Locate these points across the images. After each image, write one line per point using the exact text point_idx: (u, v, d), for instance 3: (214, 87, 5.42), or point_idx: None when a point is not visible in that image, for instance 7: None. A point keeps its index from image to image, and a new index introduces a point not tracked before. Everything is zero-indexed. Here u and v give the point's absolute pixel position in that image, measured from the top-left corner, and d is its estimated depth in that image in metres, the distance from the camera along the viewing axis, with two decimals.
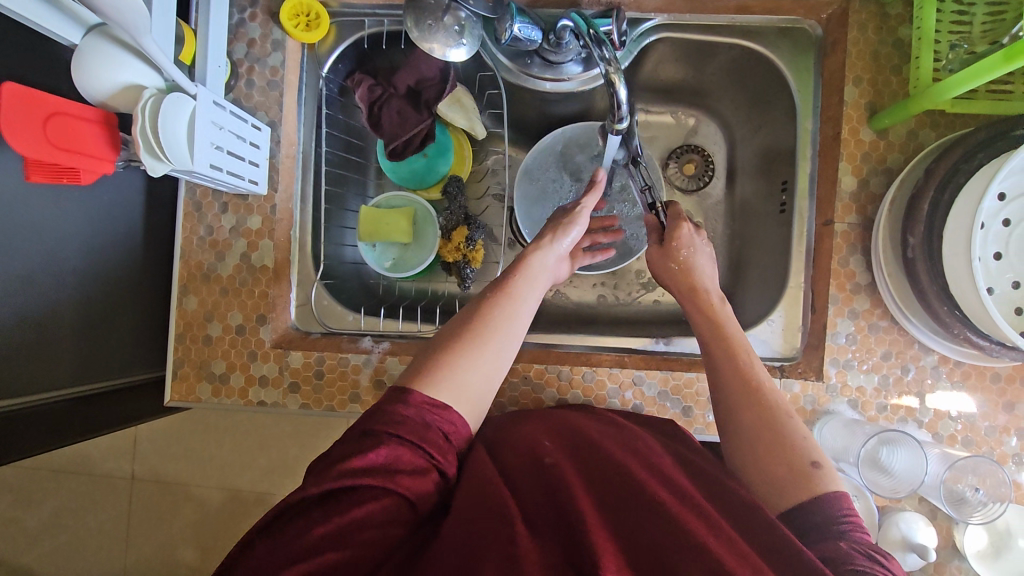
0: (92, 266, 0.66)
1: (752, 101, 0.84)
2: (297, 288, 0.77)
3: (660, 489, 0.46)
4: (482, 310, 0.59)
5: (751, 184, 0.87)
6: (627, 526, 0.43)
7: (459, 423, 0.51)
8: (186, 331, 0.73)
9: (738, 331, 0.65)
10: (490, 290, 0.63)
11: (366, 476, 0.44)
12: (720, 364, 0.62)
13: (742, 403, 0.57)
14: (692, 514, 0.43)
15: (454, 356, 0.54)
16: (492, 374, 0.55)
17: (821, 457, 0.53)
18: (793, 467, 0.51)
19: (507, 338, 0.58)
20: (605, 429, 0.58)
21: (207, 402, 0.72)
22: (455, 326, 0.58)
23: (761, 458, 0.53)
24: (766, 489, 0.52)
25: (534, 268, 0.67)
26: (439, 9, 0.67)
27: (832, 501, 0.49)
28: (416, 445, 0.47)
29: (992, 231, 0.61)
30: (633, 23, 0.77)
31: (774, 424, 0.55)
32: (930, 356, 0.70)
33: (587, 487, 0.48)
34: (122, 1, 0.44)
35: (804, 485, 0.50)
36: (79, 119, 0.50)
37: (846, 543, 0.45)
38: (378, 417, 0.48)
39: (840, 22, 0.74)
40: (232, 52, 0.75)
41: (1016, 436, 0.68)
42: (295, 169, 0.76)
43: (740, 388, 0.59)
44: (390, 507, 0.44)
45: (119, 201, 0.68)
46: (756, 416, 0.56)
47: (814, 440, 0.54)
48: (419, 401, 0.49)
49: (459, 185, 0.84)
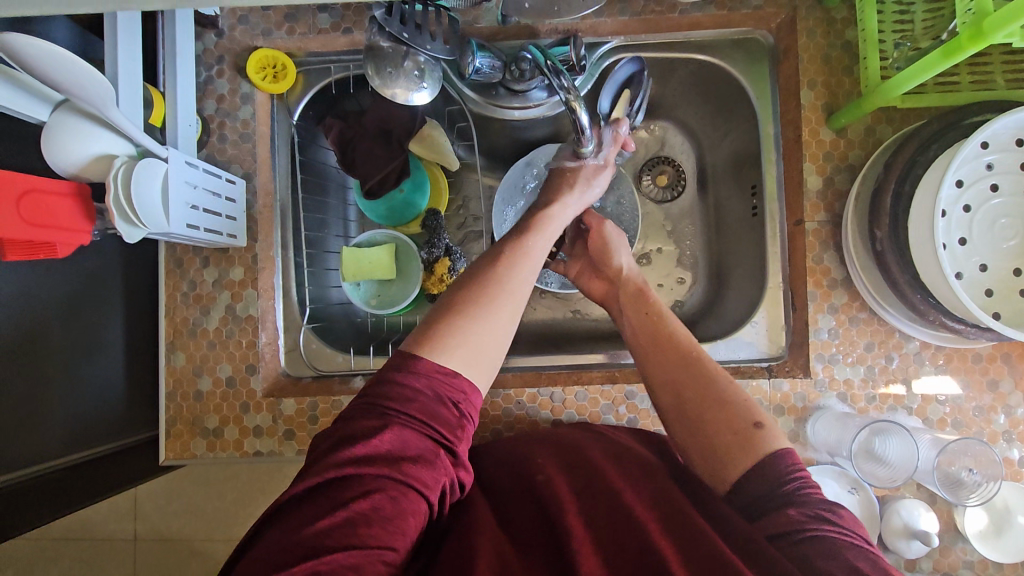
0: (75, 334, 0.66)
1: (715, 110, 0.86)
2: (285, 334, 0.78)
3: (641, 507, 0.48)
4: (491, 272, 0.60)
5: (723, 189, 0.88)
6: (613, 535, 0.46)
7: (470, 394, 0.52)
8: (177, 388, 0.73)
9: (680, 327, 0.66)
10: (494, 256, 0.62)
11: (372, 464, 0.45)
12: (652, 348, 0.64)
13: (687, 382, 0.59)
14: (665, 534, 0.46)
15: (466, 320, 0.54)
16: (504, 341, 0.56)
17: (762, 416, 0.55)
18: (736, 428, 0.54)
19: (519, 300, 0.59)
20: (598, 443, 0.60)
21: (202, 457, 0.72)
22: (468, 286, 0.58)
23: (708, 415, 0.56)
24: (731, 442, 0.53)
25: (546, 230, 0.68)
26: (398, 56, 0.69)
27: (781, 458, 0.51)
28: (422, 426, 0.48)
29: (954, 217, 0.63)
30: (591, 47, 0.79)
31: (724, 388, 0.58)
32: (912, 343, 0.72)
33: (578, 502, 0.50)
34: (88, 81, 0.45)
35: (748, 448, 0.52)
36: (53, 194, 0.51)
37: (795, 509, 0.47)
38: (388, 393, 0.49)
39: (789, 29, 0.76)
40: (203, 109, 0.76)
41: (1003, 413, 0.70)
42: (273, 217, 0.77)
43: (675, 358, 0.62)
44: (397, 494, 0.44)
45: (99, 266, 0.69)
46: (682, 376, 0.60)
47: (754, 401, 0.57)
48: (428, 370, 0.50)
49: (438, 219, 0.84)
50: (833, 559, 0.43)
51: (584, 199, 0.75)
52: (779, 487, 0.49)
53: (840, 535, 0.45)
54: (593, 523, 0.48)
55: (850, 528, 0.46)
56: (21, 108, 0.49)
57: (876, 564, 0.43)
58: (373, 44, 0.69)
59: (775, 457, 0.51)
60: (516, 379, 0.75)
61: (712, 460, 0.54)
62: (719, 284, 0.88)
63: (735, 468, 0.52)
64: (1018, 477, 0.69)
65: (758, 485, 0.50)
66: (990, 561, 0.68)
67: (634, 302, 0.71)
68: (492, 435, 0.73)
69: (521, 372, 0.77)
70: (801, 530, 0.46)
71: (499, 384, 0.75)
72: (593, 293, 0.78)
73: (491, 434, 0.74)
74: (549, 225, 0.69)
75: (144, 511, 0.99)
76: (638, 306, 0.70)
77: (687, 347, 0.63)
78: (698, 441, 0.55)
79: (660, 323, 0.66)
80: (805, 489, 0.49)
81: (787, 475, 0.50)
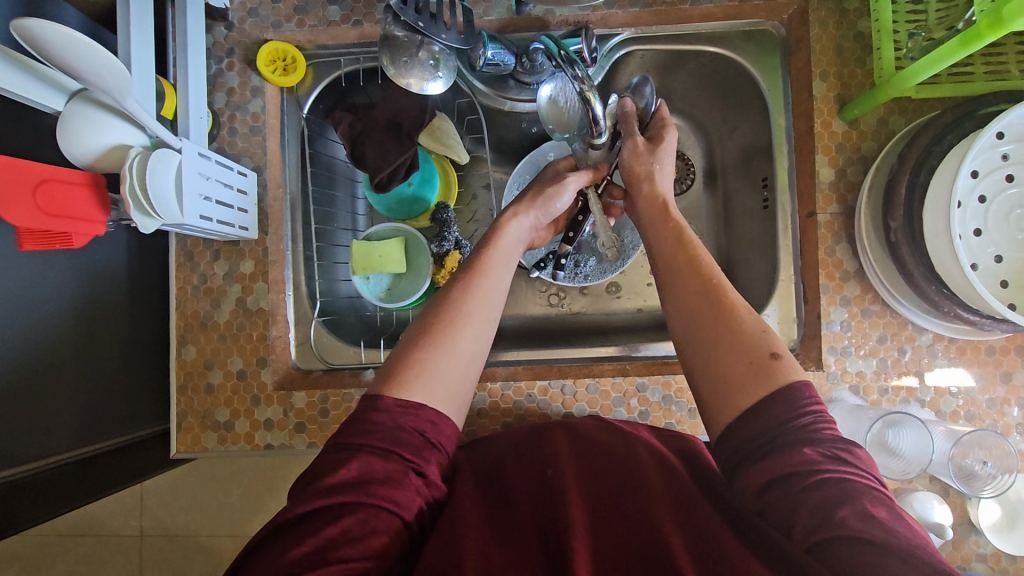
0: (86, 325, 0.66)
1: (724, 103, 0.86)
2: (296, 328, 0.77)
3: (659, 501, 0.48)
4: (452, 295, 0.58)
5: (733, 182, 0.88)
6: (605, 532, 0.47)
7: (437, 419, 0.51)
8: (187, 381, 0.73)
9: (715, 266, 0.60)
10: (461, 274, 0.62)
11: (339, 493, 0.45)
12: (670, 289, 0.60)
13: (704, 326, 0.55)
14: (682, 532, 0.45)
15: (428, 349, 0.54)
16: (469, 363, 0.55)
17: (779, 347, 0.52)
18: (752, 358, 0.51)
19: (485, 317, 0.58)
20: (603, 431, 0.62)
21: (213, 450, 0.72)
22: (429, 314, 0.57)
23: (718, 345, 0.54)
24: (748, 369, 0.51)
25: (507, 239, 0.67)
26: (413, 45, 0.69)
27: (798, 390, 0.49)
28: (389, 451, 0.48)
29: (970, 208, 0.63)
30: (602, 39, 0.79)
31: (736, 322, 0.54)
32: (925, 335, 0.71)
33: (584, 498, 0.50)
34: (104, 68, 0.45)
35: (767, 376, 0.50)
36: (67, 183, 0.51)
37: (810, 449, 0.46)
38: (350, 430, 0.49)
39: (801, 21, 0.76)
40: (213, 102, 0.76)
41: (1017, 406, 0.70)
42: (284, 211, 0.77)
43: (692, 283, 0.58)
44: (368, 517, 0.44)
45: (109, 259, 0.69)
46: (699, 303, 0.57)
47: (773, 332, 0.54)
48: (390, 406, 0.50)
49: (448, 211, 0.84)
50: (847, 504, 0.43)
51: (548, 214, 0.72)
52: (787, 423, 0.47)
53: (857, 475, 0.45)
54: (596, 513, 0.48)
55: (865, 467, 0.46)
56: (38, 98, 0.49)
57: (891, 508, 0.44)
58: (387, 33, 0.69)
59: (795, 388, 0.49)
60: (526, 371, 0.75)
61: (723, 389, 0.51)
62: (728, 278, 0.88)
63: (743, 398, 0.50)
64: None
65: (759, 424, 0.48)
66: (1003, 553, 0.68)
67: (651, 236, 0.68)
68: (504, 428, 0.73)
69: (531, 365, 0.77)
70: (813, 472, 0.45)
71: (509, 377, 0.75)
72: None
73: (502, 427, 0.73)
74: (505, 241, 0.66)
75: (151, 506, 0.99)
76: (658, 225, 0.66)
77: (708, 273, 0.59)
78: (711, 369, 0.53)
79: (685, 239, 0.63)
80: (818, 425, 0.47)
81: (802, 408, 0.48)
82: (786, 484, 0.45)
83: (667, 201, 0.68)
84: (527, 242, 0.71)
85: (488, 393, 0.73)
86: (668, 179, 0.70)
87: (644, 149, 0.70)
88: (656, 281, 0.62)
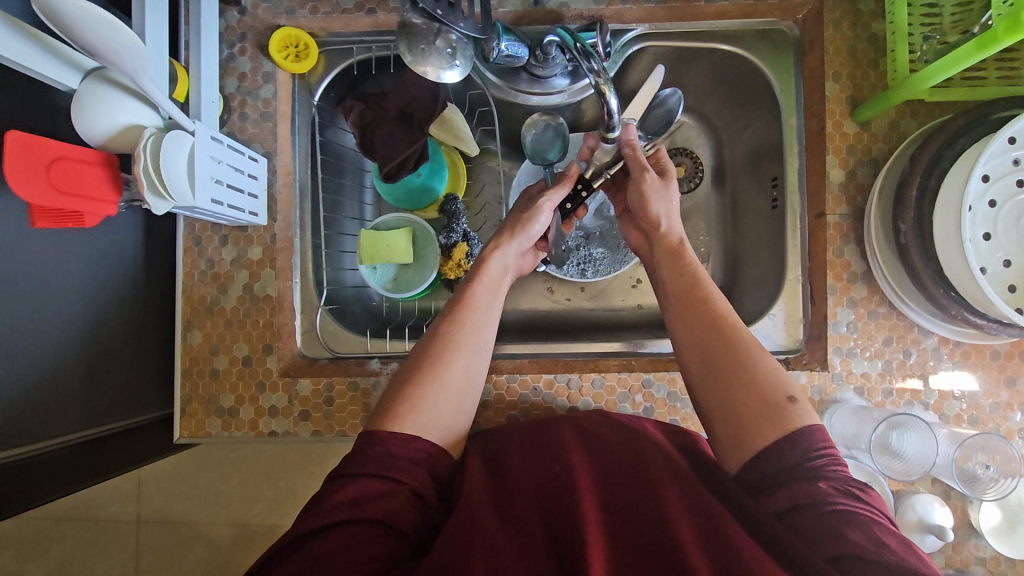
0: (92, 307, 0.65)
1: (735, 103, 0.86)
2: (302, 316, 0.77)
3: (668, 494, 0.48)
4: (442, 332, 0.61)
5: (743, 182, 0.88)
6: (617, 531, 0.46)
7: (430, 449, 0.52)
8: (192, 366, 0.73)
9: (727, 306, 0.60)
10: (448, 308, 0.64)
11: (336, 513, 0.45)
12: (677, 333, 0.61)
13: (716, 367, 0.56)
14: (693, 526, 0.45)
15: (420, 387, 0.55)
16: (459, 400, 0.57)
17: (794, 389, 0.53)
18: (767, 399, 0.52)
19: (476, 353, 0.60)
20: (609, 428, 0.61)
21: (217, 436, 0.72)
22: (420, 353, 0.59)
23: (733, 385, 0.54)
24: (764, 411, 0.51)
25: (492, 271, 0.69)
26: (430, 33, 0.68)
27: (809, 434, 0.49)
28: (382, 475, 0.48)
29: (979, 213, 0.63)
30: (615, 34, 0.79)
31: (747, 364, 0.55)
32: (930, 338, 0.72)
33: (595, 498, 0.49)
34: (120, 43, 0.45)
35: (780, 418, 0.51)
36: (81, 162, 0.51)
37: (826, 482, 0.46)
38: (347, 460, 0.50)
39: (815, 21, 0.76)
40: (224, 86, 0.76)
41: (1020, 411, 0.70)
42: (292, 197, 0.77)
43: (705, 321, 0.59)
44: (360, 533, 0.44)
45: (118, 241, 0.68)
46: (707, 343, 0.58)
47: (785, 372, 0.55)
48: (387, 437, 0.50)
49: (457, 203, 0.84)
50: (856, 527, 0.43)
51: (528, 240, 0.73)
52: (803, 463, 0.48)
53: (868, 512, 0.45)
54: (606, 513, 0.48)
55: (876, 506, 0.46)
56: (53, 75, 0.49)
57: (900, 539, 0.43)
58: (406, 21, 0.67)
59: (804, 432, 0.49)
60: (532, 365, 0.75)
61: (739, 430, 0.52)
62: (733, 277, 0.88)
63: (759, 439, 0.50)
64: None
65: (780, 458, 0.49)
66: (1003, 557, 0.68)
67: (675, 259, 0.66)
68: (508, 421, 0.73)
69: (537, 359, 0.77)
70: (829, 505, 0.45)
71: (515, 370, 0.75)
72: (632, 242, 0.76)
73: (507, 420, 0.74)
74: (488, 271, 0.69)
75: (149, 493, 0.99)
76: (673, 263, 0.66)
77: (722, 312, 0.60)
78: (726, 408, 0.53)
79: (695, 282, 0.63)
80: (831, 466, 0.48)
81: (816, 450, 0.48)
82: (792, 516, 0.46)
83: (681, 241, 0.68)
84: (511, 271, 0.73)
85: (493, 385, 0.74)
86: (679, 219, 0.71)
87: (659, 185, 0.70)
88: (665, 315, 0.64)
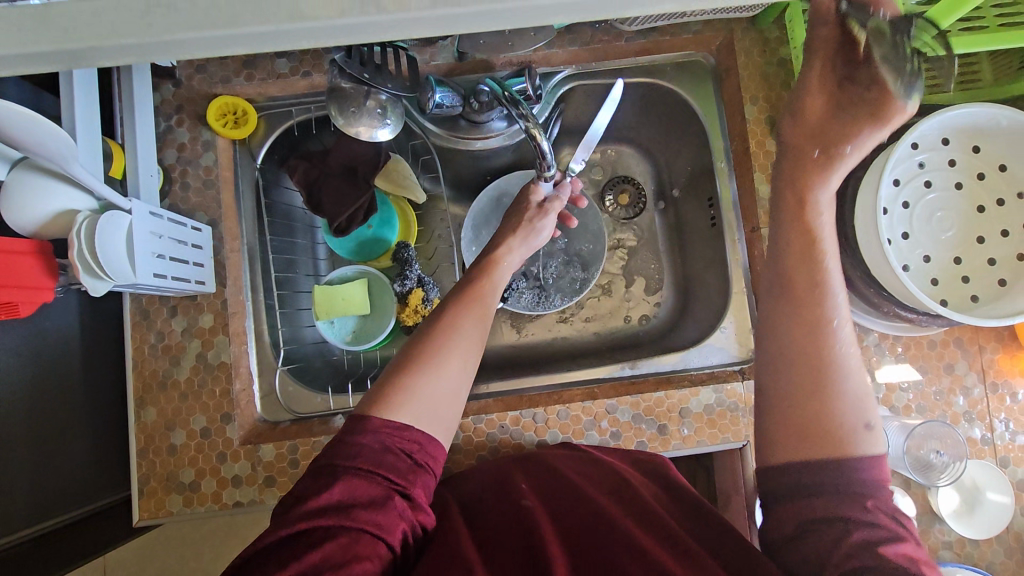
0: (34, 396, 0.63)
1: (666, 129, 0.90)
2: (260, 379, 0.76)
3: (634, 527, 0.50)
4: (436, 324, 0.62)
5: (683, 202, 0.91)
6: (590, 557, 0.47)
7: (422, 438, 0.54)
8: (148, 444, 0.71)
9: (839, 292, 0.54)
10: (445, 304, 0.66)
11: (323, 516, 0.46)
12: (773, 316, 0.55)
13: (805, 376, 0.52)
14: (663, 549, 0.47)
15: (412, 374, 0.57)
16: (451, 389, 0.58)
17: (873, 419, 0.51)
18: (847, 425, 0.50)
19: (466, 345, 0.62)
20: (576, 462, 0.61)
21: (178, 514, 0.70)
22: (414, 342, 0.61)
23: (814, 398, 0.51)
24: (838, 433, 0.50)
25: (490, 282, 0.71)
26: (360, 95, 0.70)
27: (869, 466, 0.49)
28: (372, 473, 0.49)
29: (895, 214, 0.67)
30: (545, 76, 0.83)
31: (836, 381, 0.52)
32: (871, 335, 0.75)
33: (562, 534, 0.50)
34: (44, 132, 0.45)
35: (849, 445, 0.50)
36: (10, 254, 0.50)
37: (871, 502, 0.48)
38: (338, 451, 0.50)
39: (727, 51, 0.81)
40: (163, 158, 0.76)
41: (962, 395, 0.74)
42: (240, 260, 0.77)
43: (808, 315, 0.53)
44: (347, 541, 0.45)
45: (60, 325, 0.67)
46: (805, 346, 0.52)
47: (872, 400, 0.52)
48: (377, 427, 0.52)
49: (409, 250, 0.85)
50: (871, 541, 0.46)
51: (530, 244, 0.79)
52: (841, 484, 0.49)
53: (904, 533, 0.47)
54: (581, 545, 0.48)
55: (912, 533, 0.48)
56: None
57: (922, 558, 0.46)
58: (335, 86, 0.70)
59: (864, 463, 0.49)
60: (497, 403, 0.75)
61: (800, 440, 0.50)
62: (685, 294, 0.91)
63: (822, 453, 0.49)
64: (982, 455, 0.72)
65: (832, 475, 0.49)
66: (967, 539, 0.71)
67: (810, 242, 0.55)
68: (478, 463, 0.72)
69: (501, 396, 0.78)
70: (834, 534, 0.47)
71: (481, 410, 0.75)
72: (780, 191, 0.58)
73: (477, 461, 0.73)
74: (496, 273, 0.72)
75: None
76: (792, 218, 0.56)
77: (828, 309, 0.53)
78: (799, 420, 0.51)
79: (821, 261, 0.54)
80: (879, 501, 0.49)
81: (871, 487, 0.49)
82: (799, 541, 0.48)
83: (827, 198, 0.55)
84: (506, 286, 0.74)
85: (460, 429, 0.73)
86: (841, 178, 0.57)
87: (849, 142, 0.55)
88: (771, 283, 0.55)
